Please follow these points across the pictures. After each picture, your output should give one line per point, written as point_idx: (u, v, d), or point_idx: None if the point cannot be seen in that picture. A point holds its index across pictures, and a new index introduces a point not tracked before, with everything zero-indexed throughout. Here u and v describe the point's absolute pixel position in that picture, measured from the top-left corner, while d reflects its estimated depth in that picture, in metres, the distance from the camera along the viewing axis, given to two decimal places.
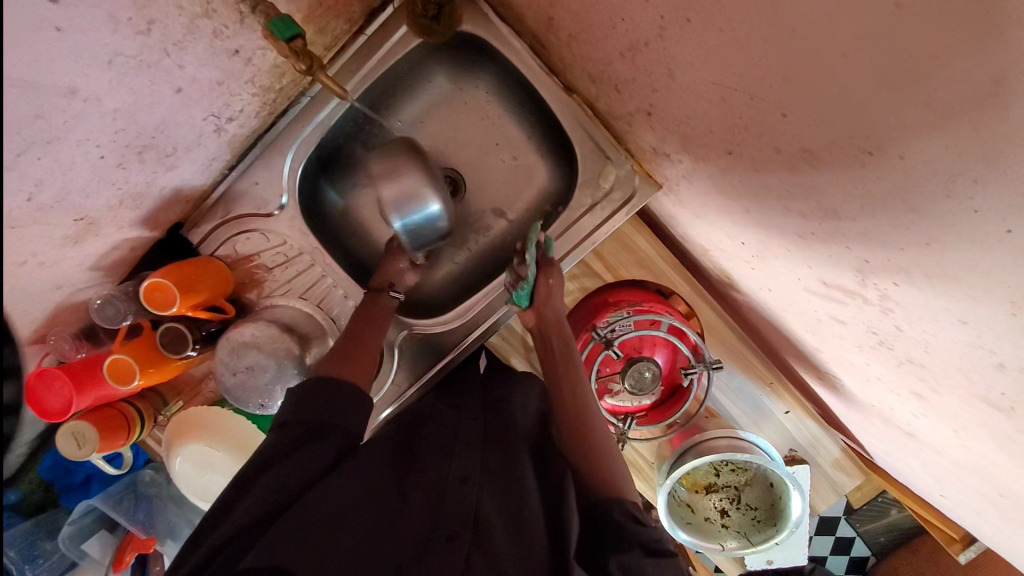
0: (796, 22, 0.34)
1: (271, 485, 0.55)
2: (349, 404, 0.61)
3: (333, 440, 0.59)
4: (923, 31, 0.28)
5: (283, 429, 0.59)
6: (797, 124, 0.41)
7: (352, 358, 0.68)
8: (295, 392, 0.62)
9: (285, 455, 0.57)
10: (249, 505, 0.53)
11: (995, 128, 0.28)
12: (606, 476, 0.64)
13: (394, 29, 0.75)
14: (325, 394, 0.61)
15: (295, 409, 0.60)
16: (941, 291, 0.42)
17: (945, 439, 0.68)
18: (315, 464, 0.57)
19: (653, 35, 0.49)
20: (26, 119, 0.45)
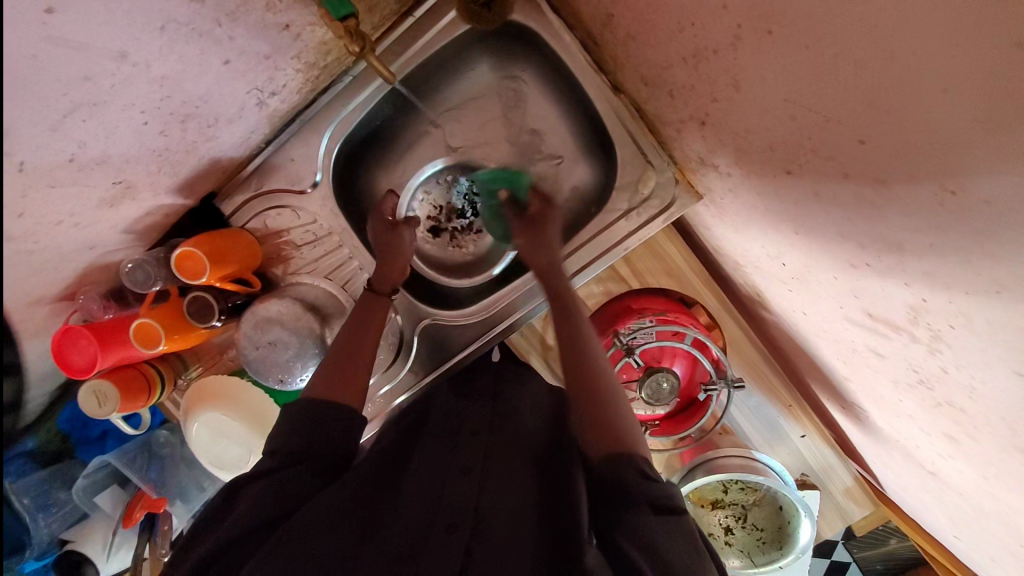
0: (890, 45, 0.32)
1: (264, 493, 0.54)
2: (340, 420, 0.60)
3: (324, 455, 0.58)
4: None
5: (273, 445, 0.58)
6: (874, 154, 0.38)
7: (343, 372, 0.65)
8: (283, 415, 0.61)
9: (276, 471, 0.56)
10: (242, 512, 0.53)
11: None
12: (610, 437, 0.58)
13: (444, 13, 0.73)
14: (315, 410, 0.60)
15: (284, 430, 0.59)
16: (1002, 340, 0.40)
17: (971, 485, 0.66)
18: (310, 477, 0.57)
19: (723, 43, 0.46)
20: (75, 81, 0.44)
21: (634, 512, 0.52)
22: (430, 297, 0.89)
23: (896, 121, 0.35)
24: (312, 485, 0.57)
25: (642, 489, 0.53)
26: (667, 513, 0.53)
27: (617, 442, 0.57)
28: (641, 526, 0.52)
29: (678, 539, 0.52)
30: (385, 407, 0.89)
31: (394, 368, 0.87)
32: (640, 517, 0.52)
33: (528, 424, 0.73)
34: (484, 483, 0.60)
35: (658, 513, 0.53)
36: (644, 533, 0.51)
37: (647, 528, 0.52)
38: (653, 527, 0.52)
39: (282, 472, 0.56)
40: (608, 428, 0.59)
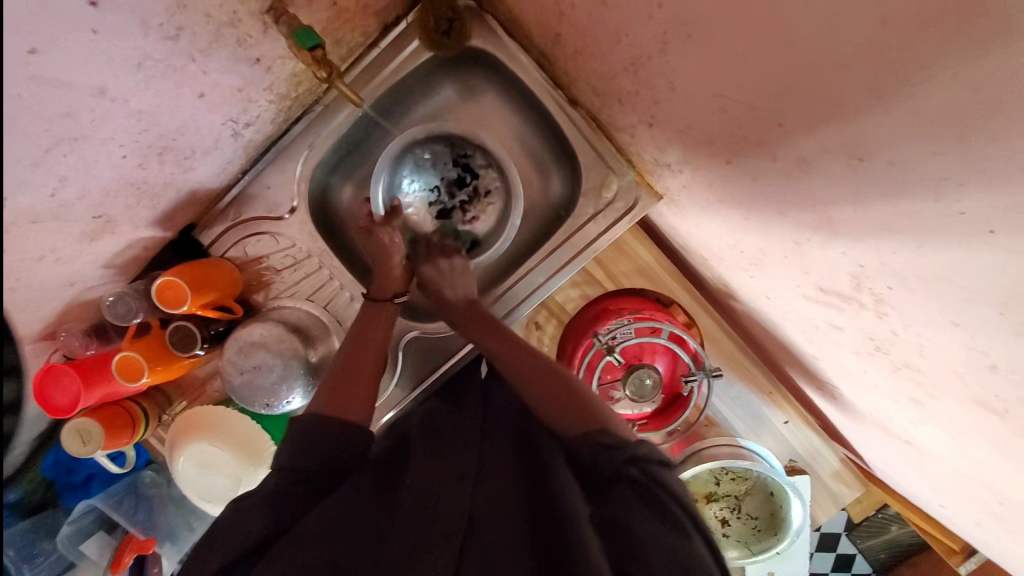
0: (788, 36, 0.36)
1: (265, 519, 0.54)
2: (343, 445, 0.61)
3: (334, 478, 0.60)
4: (902, 45, 0.30)
5: (274, 468, 0.59)
6: (792, 133, 0.43)
7: (355, 399, 0.67)
8: (286, 438, 0.61)
9: (286, 489, 0.57)
10: (240, 533, 0.53)
11: (970, 132, 0.30)
12: (587, 415, 0.65)
13: (406, 43, 0.78)
14: (318, 437, 0.60)
15: (288, 452, 0.59)
16: (934, 295, 0.43)
17: (942, 446, 0.68)
18: (311, 499, 0.58)
19: (655, 49, 0.51)
20: (56, 117, 0.47)
21: (620, 492, 0.57)
22: (410, 311, 0.91)
23: (802, 102, 0.39)
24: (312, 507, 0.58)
25: (619, 457, 0.59)
26: (657, 504, 0.55)
27: (593, 420, 0.64)
28: (625, 515, 0.54)
29: (642, 522, 0.53)
30: (373, 426, 0.89)
31: (380, 386, 0.89)
32: (616, 507, 0.55)
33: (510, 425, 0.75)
34: (477, 489, 0.61)
35: (642, 498, 0.56)
36: (632, 530, 0.53)
37: (628, 517, 0.54)
38: (641, 521, 0.53)
39: (290, 490, 0.57)
40: (582, 409, 0.65)
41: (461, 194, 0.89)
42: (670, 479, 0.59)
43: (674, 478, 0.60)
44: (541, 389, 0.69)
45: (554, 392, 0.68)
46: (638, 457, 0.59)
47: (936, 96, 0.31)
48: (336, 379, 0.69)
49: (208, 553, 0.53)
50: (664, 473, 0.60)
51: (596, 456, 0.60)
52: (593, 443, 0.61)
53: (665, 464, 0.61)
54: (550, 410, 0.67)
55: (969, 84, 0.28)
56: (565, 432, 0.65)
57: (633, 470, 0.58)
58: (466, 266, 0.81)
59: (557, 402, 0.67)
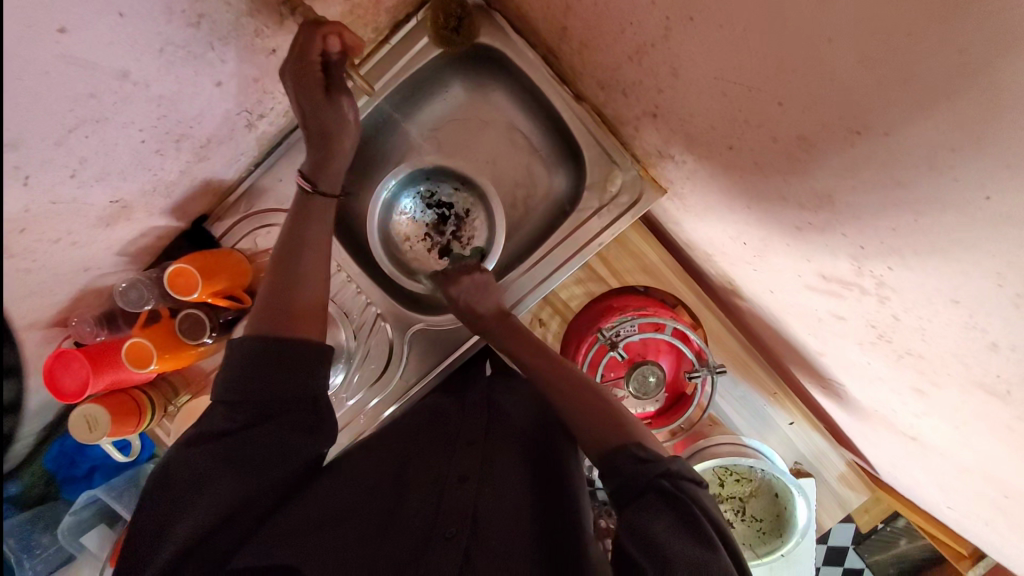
0: (789, 12, 0.38)
1: (232, 479, 0.52)
2: (291, 365, 0.57)
3: (286, 405, 0.56)
4: (897, 14, 0.31)
5: (227, 409, 0.54)
6: (792, 112, 0.44)
7: (293, 303, 0.62)
8: (231, 359, 0.56)
9: (241, 430, 0.54)
10: (202, 510, 0.50)
11: (968, 95, 0.31)
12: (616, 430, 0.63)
13: (417, 40, 0.80)
14: (265, 357, 0.56)
15: (234, 381, 0.55)
16: (932, 270, 0.44)
17: (948, 440, 0.68)
18: (274, 432, 0.55)
19: (658, 37, 0.53)
20: (81, 98, 0.49)
21: (651, 502, 0.55)
22: (415, 303, 0.91)
23: (801, 79, 0.41)
24: (276, 436, 0.55)
25: (649, 472, 0.57)
26: (683, 514, 0.54)
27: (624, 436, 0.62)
28: (653, 522, 0.53)
29: (666, 528, 0.52)
30: (376, 419, 0.89)
31: (385, 378, 0.89)
32: (647, 514, 0.54)
33: (518, 427, 0.75)
34: (482, 489, 0.62)
35: (672, 510, 0.54)
36: (655, 536, 0.51)
37: (655, 526, 0.53)
38: (668, 530, 0.52)
39: (246, 433, 0.54)
40: (612, 425, 0.64)
41: (448, 227, 0.91)
42: (703, 495, 0.57)
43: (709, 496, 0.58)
44: (569, 399, 0.68)
45: (585, 407, 0.66)
46: (673, 473, 0.57)
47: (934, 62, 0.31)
48: (270, 281, 0.63)
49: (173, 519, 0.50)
50: (701, 490, 0.58)
51: (632, 467, 0.58)
52: (629, 455, 0.59)
53: (699, 482, 0.58)
54: (587, 422, 0.65)
55: (964, 49, 0.29)
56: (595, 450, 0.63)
57: (667, 484, 0.56)
58: (489, 281, 0.81)
59: (589, 417, 0.66)
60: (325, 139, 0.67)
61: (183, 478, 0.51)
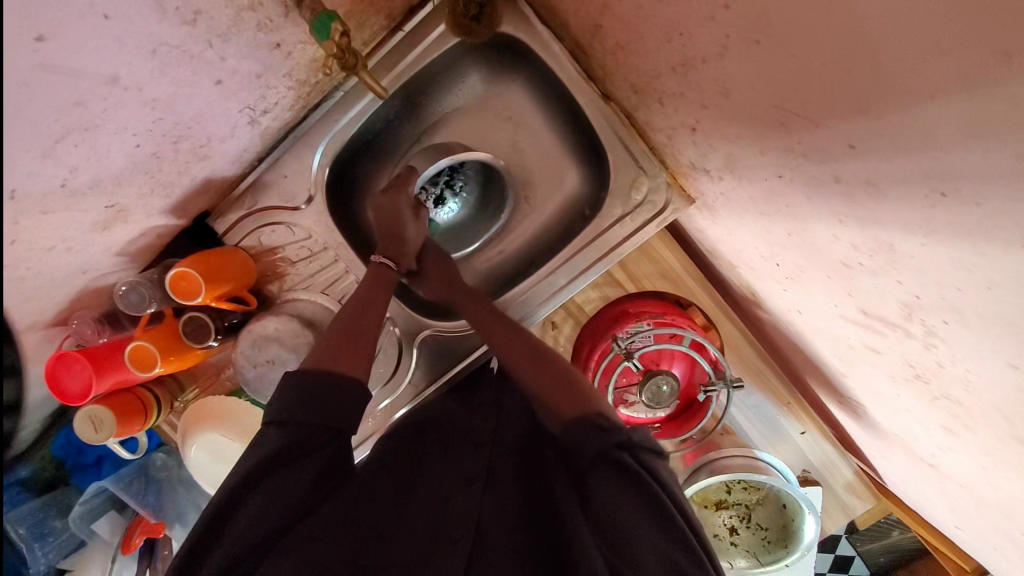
0: (879, 54, 0.33)
1: (263, 509, 0.49)
2: (341, 400, 0.54)
3: (327, 445, 0.53)
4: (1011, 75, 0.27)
5: (261, 442, 0.52)
6: (864, 157, 0.39)
7: (346, 355, 0.59)
8: (281, 390, 0.54)
9: (279, 457, 0.51)
10: (242, 526, 0.49)
11: None
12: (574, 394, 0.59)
13: (433, 27, 0.74)
14: (311, 392, 0.53)
15: (283, 409, 0.53)
16: (994, 334, 0.40)
17: (969, 477, 0.65)
18: (314, 463, 0.52)
19: (712, 52, 0.48)
20: (66, 106, 0.44)
21: (611, 482, 0.52)
22: (424, 307, 0.89)
23: (881, 125, 0.36)
24: (315, 467, 0.52)
25: (607, 442, 0.52)
26: (651, 501, 0.51)
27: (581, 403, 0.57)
28: (615, 507, 0.52)
29: (634, 520, 0.51)
30: (386, 422, 0.86)
31: (393, 383, 0.86)
32: (617, 497, 0.52)
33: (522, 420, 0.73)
34: (487, 496, 0.60)
35: (634, 493, 0.52)
36: (629, 533, 0.50)
37: (621, 512, 0.51)
38: (634, 517, 0.51)
39: (284, 460, 0.51)
40: (568, 390, 0.59)
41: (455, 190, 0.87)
42: (663, 469, 0.55)
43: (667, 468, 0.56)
44: (529, 368, 0.65)
45: (544, 379, 0.62)
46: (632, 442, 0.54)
47: None
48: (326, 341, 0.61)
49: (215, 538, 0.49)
50: (659, 461, 0.55)
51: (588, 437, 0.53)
52: (587, 422, 0.54)
53: (658, 450, 0.55)
54: (543, 389, 0.61)
55: None
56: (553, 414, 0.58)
57: (628, 457, 0.53)
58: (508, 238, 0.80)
59: (544, 380, 0.62)
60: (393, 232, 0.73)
61: (223, 504, 0.50)
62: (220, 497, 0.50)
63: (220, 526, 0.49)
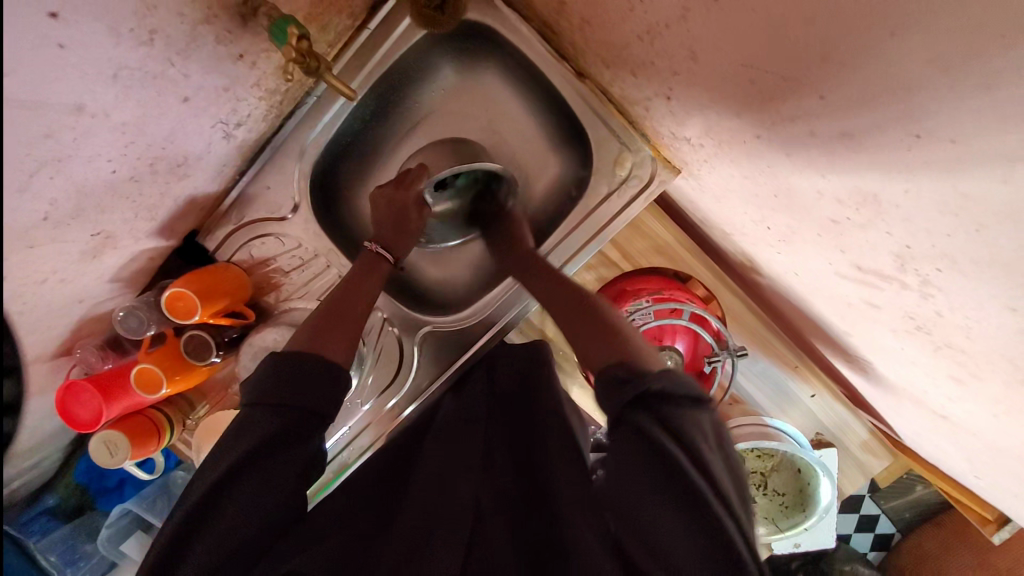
0: (838, 2, 0.32)
1: (257, 497, 0.48)
2: (331, 388, 0.52)
3: (316, 432, 0.51)
4: (967, 3, 0.25)
5: (248, 425, 0.49)
6: (833, 109, 0.38)
7: (333, 340, 0.58)
8: (268, 371, 0.52)
9: (273, 446, 0.48)
10: (234, 521, 0.47)
11: None
12: (613, 343, 0.56)
13: (399, 22, 0.73)
14: (299, 372, 0.52)
15: (273, 391, 0.50)
16: (989, 278, 0.39)
17: (981, 424, 0.63)
18: (299, 454, 0.49)
19: (674, 17, 0.47)
20: (35, 139, 0.44)
21: (626, 442, 0.48)
22: (420, 304, 0.88)
23: (847, 73, 0.35)
24: (299, 459, 0.49)
25: (632, 399, 0.49)
26: (670, 473, 0.45)
27: (617, 351, 0.55)
28: (637, 482, 0.47)
29: (654, 499, 0.46)
30: (393, 421, 0.86)
31: (396, 382, 0.86)
32: (632, 461, 0.47)
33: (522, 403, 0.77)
34: (484, 483, 0.63)
35: (652, 463, 0.46)
36: (649, 525, 0.46)
37: (638, 482, 0.47)
38: (654, 487, 0.46)
39: (280, 450, 0.48)
40: (612, 338, 0.57)
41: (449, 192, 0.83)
42: (698, 424, 0.48)
43: (704, 422, 0.49)
44: (567, 312, 0.64)
45: (578, 328, 0.60)
46: (655, 395, 0.49)
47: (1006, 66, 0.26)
48: (316, 320, 0.60)
49: (205, 533, 0.47)
50: (689, 415, 0.48)
51: (608, 394, 0.51)
52: (615, 369, 0.52)
53: (699, 402, 0.49)
54: (580, 338, 0.59)
55: None
56: (591, 364, 0.57)
57: (643, 420, 0.47)
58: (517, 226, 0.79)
59: (586, 326, 0.60)
60: (394, 209, 0.71)
61: (213, 497, 0.47)
62: (207, 482, 0.47)
63: (205, 518, 0.47)
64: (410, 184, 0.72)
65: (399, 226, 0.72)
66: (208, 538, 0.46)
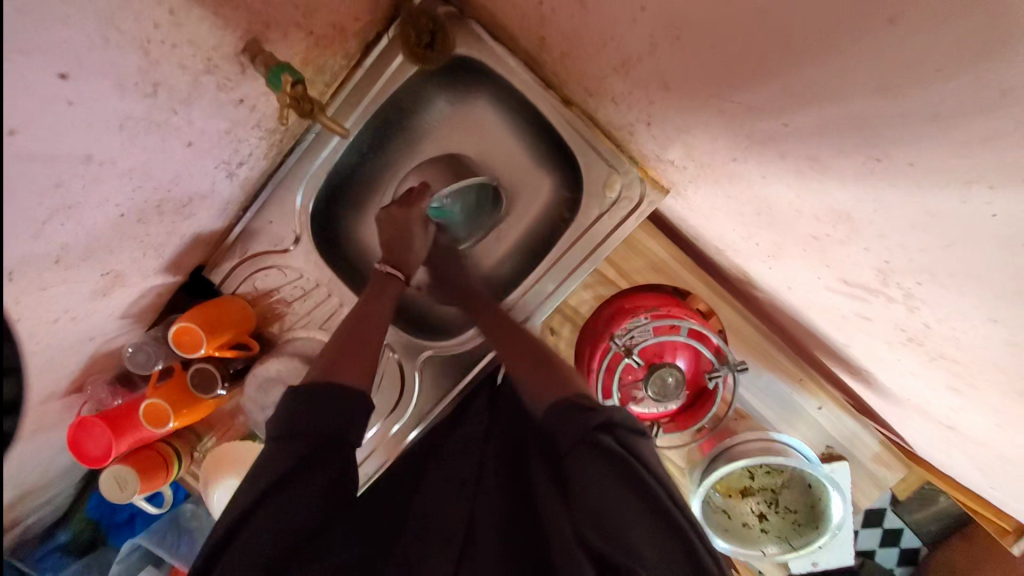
0: (789, 38, 0.33)
1: (275, 522, 0.47)
2: (348, 410, 0.53)
3: (341, 456, 0.51)
4: (901, 42, 0.27)
5: (267, 459, 0.50)
6: (799, 133, 0.40)
7: (344, 363, 0.59)
8: (289, 400, 0.53)
9: (295, 475, 0.49)
10: (253, 553, 0.46)
11: (985, 137, 0.27)
12: (548, 381, 0.60)
13: (390, 61, 0.76)
14: (316, 396, 0.53)
15: (291, 419, 0.51)
16: (967, 290, 0.39)
17: (985, 433, 0.62)
18: (319, 485, 0.49)
19: (644, 51, 0.49)
20: (48, 189, 0.47)
21: (587, 458, 0.50)
22: (421, 329, 0.90)
23: (810, 102, 0.36)
24: (315, 494, 0.49)
25: (592, 423, 0.51)
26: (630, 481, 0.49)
27: (564, 389, 0.57)
28: (602, 490, 0.48)
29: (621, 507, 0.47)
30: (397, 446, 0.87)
31: (400, 406, 0.87)
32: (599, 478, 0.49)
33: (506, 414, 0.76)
34: (474, 495, 0.60)
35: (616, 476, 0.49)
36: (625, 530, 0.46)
37: (606, 491, 0.48)
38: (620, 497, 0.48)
39: (301, 477, 0.49)
40: (545, 376, 0.61)
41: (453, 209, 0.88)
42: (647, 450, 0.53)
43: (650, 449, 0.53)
44: (510, 351, 0.70)
45: (529, 367, 0.64)
46: (614, 423, 0.52)
47: (946, 95, 0.27)
48: (330, 346, 0.62)
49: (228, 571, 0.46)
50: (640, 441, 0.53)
51: (569, 417, 0.53)
52: (564, 405, 0.54)
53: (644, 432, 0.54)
54: (525, 380, 0.63)
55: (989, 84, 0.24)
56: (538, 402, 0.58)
57: (605, 437, 0.51)
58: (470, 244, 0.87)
59: (529, 364, 0.65)
60: (401, 237, 0.75)
61: (240, 534, 0.47)
62: (230, 517, 0.48)
63: (224, 552, 0.47)
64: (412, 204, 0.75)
65: (400, 249, 0.75)
66: (231, 565, 0.46)
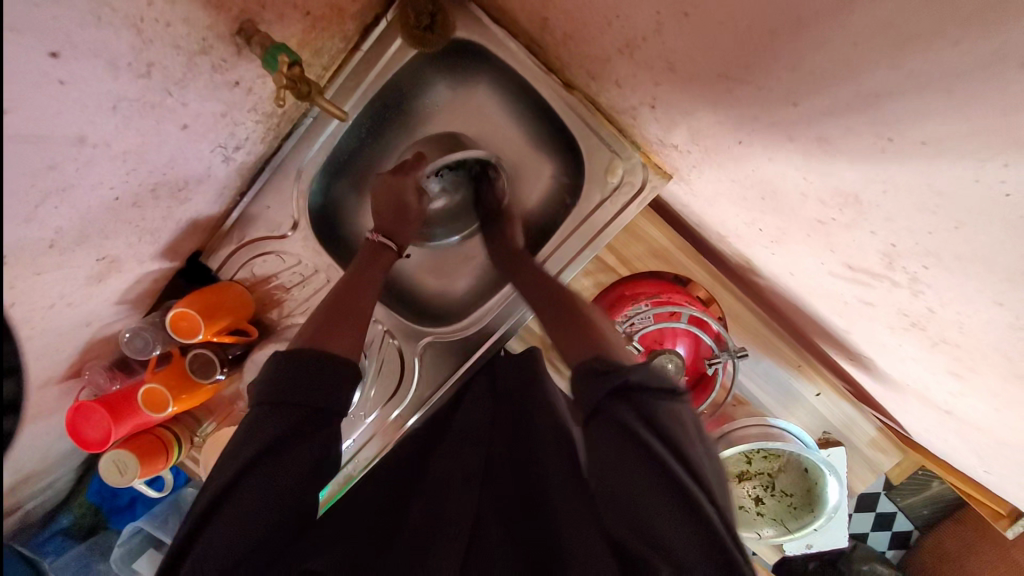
0: (803, 15, 0.33)
1: (261, 496, 0.47)
2: (332, 382, 0.53)
3: (323, 428, 0.51)
4: (918, 17, 0.26)
5: (252, 427, 0.50)
6: (808, 114, 0.39)
7: (332, 336, 0.59)
8: (274, 372, 0.53)
9: (280, 445, 0.48)
10: (237, 525, 0.46)
11: (1000, 116, 0.26)
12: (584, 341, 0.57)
13: (389, 42, 0.74)
14: (300, 368, 0.52)
15: (277, 389, 0.51)
16: (972, 273, 0.39)
17: (983, 417, 0.62)
18: (302, 456, 0.49)
19: (650, 31, 0.48)
20: (40, 171, 0.46)
21: (604, 435, 0.48)
22: (421, 316, 0.90)
23: (821, 83, 0.36)
24: (301, 465, 0.49)
25: (607, 387, 0.50)
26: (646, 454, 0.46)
27: (590, 348, 0.56)
28: (619, 472, 0.46)
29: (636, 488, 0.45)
30: (397, 431, 0.87)
31: (401, 392, 0.87)
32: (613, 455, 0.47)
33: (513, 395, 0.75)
34: (482, 483, 0.60)
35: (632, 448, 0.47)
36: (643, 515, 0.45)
37: (621, 470, 0.46)
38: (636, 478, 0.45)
39: (287, 447, 0.49)
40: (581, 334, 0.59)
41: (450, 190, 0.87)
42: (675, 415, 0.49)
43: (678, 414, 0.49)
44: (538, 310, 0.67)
45: (566, 324, 0.61)
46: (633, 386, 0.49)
47: (963, 73, 0.26)
48: (321, 314, 0.62)
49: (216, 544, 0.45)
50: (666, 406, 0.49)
51: (589, 386, 0.51)
52: (589, 367, 0.53)
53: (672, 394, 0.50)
54: (561, 339, 0.61)
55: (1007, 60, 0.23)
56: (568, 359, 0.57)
57: (624, 409, 0.48)
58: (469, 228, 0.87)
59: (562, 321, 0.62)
60: (394, 210, 0.73)
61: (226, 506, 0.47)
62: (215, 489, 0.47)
63: (210, 522, 0.47)
64: (406, 172, 0.73)
65: (399, 235, 0.74)
66: (216, 538, 0.45)
